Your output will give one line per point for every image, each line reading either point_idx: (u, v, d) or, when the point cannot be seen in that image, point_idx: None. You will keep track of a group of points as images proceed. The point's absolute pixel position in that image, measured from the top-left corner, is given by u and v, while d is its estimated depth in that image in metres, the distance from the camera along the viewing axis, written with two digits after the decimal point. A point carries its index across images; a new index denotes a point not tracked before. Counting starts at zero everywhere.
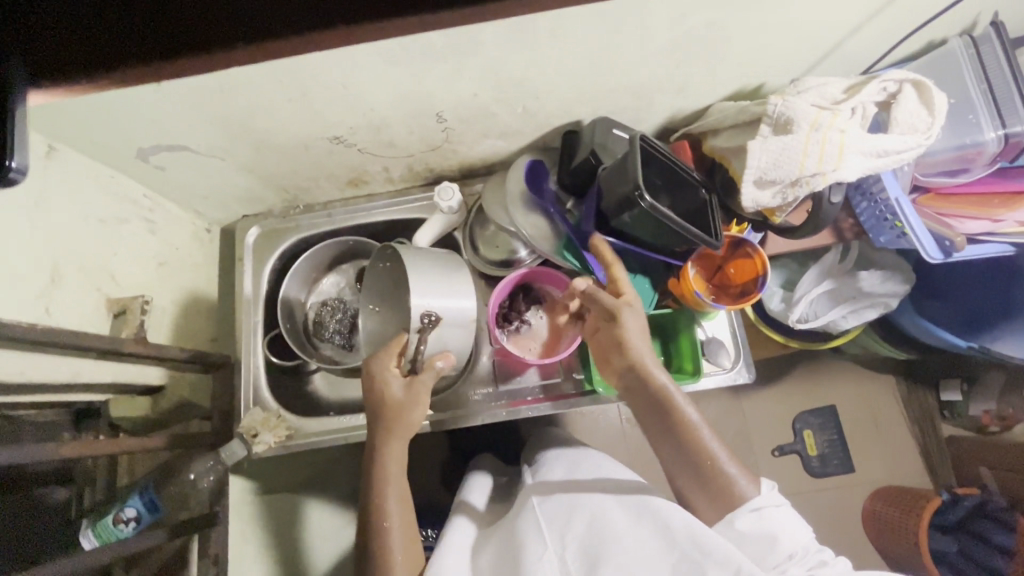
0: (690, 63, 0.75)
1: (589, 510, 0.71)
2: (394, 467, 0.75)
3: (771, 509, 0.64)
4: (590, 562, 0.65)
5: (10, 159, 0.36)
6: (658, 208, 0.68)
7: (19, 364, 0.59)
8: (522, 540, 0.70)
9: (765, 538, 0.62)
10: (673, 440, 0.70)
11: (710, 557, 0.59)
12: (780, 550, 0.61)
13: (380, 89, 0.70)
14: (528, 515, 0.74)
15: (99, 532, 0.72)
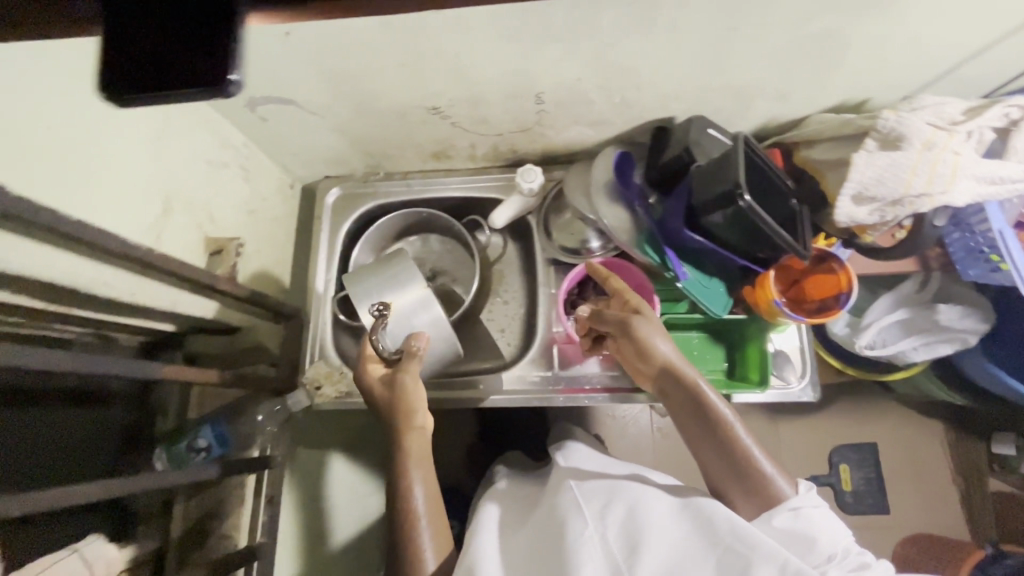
0: (799, 70, 0.74)
1: (627, 495, 0.72)
2: (417, 451, 0.77)
3: (809, 509, 0.66)
4: (633, 545, 0.64)
5: (233, 68, 0.28)
6: (756, 209, 0.67)
7: (132, 286, 0.62)
8: (562, 518, 0.70)
9: (802, 538, 0.63)
10: (719, 448, 0.70)
11: (755, 548, 0.60)
12: (819, 550, 0.62)
13: (490, 63, 0.71)
14: (566, 494, 0.74)
15: (174, 456, 0.76)
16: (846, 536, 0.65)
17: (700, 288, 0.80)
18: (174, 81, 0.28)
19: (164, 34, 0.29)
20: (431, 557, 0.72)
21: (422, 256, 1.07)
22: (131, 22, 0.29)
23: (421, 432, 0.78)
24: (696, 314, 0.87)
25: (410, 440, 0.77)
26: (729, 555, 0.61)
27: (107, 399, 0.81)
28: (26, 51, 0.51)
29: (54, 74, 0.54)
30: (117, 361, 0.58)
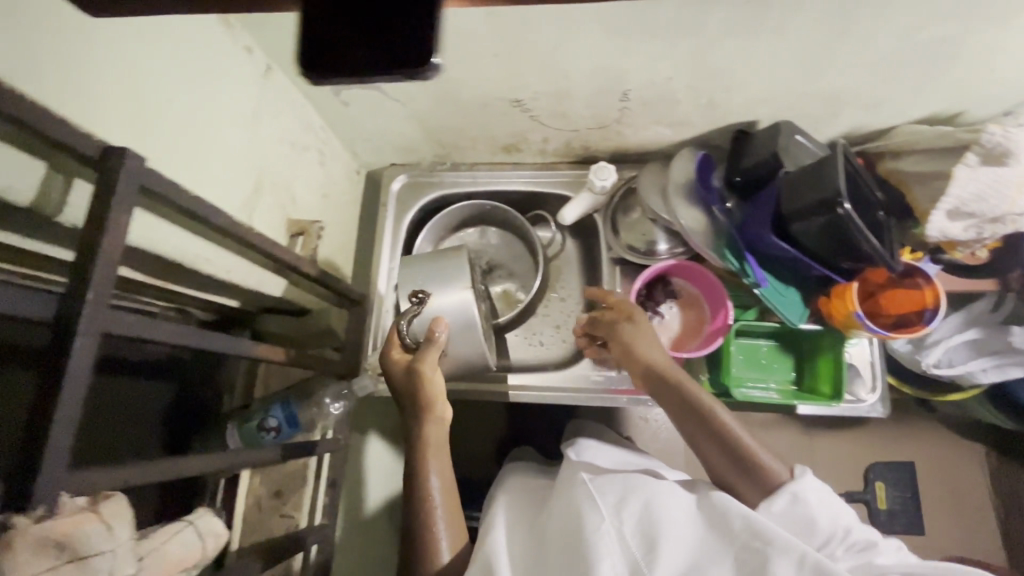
0: (899, 80, 0.72)
1: (640, 487, 0.67)
2: (434, 442, 0.73)
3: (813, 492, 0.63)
4: (651, 541, 0.59)
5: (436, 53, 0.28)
6: (854, 218, 0.66)
7: (227, 263, 0.63)
8: (576, 510, 0.65)
9: (804, 524, 0.62)
10: (715, 445, 0.69)
11: (773, 543, 0.56)
12: (821, 534, 0.61)
13: (585, 57, 0.70)
14: (578, 486, 0.69)
15: (245, 435, 0.78)
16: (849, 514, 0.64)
17: (777, 295, 0.80)
18: (376, 64, 0.28)
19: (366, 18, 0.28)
20: (445, 552, 0.68)
21: (479, 248, 1.05)
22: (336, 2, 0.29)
23: (439, 425, 0.75)
24: (768, 323, 0.86)
25: (427, 431, 0.74)
26: (750, 553, 0.57)
27: (151, 374, 0.79)
28: (149, 25, 0.51)
29: (174, 50, 0.54)
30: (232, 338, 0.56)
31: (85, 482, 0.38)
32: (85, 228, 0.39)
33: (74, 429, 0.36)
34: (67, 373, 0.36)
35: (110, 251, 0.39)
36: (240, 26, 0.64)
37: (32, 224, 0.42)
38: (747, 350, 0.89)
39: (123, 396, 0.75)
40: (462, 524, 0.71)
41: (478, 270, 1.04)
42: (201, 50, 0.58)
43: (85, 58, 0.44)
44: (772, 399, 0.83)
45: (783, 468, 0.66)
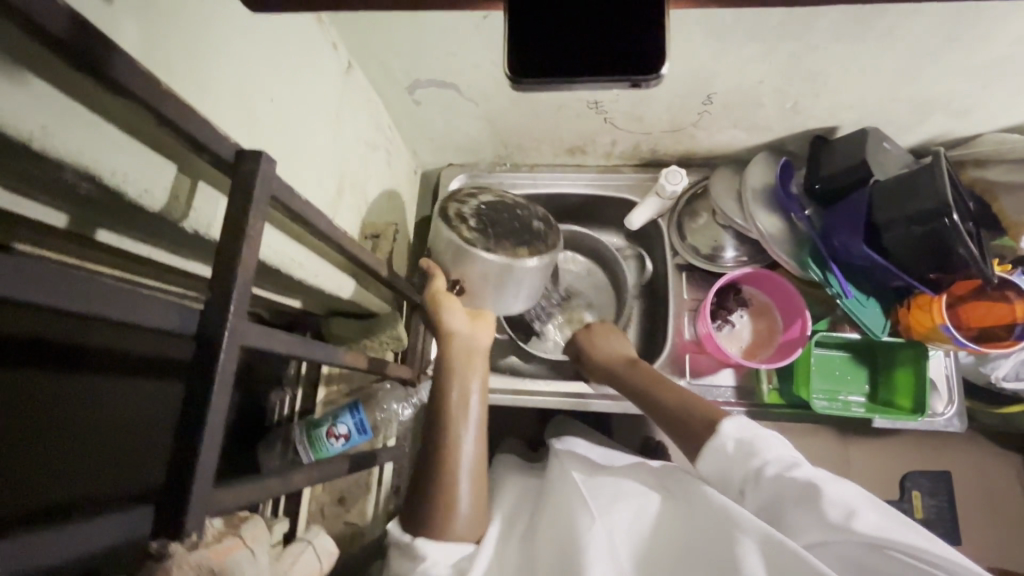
0: (996, 88, 0.70)
1: (629, 500, 0.65)
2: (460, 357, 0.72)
3: (749, 437, 0.60)
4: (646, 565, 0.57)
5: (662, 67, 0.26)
6: (961, 231, 0.65)
7: (315, 268, 0.60)
8: (570, 514, 0.62)
9: (727, 466, 0.60)
10: (664, 420, 0.69)
11: (743, 528, 0.53)
12: (743, 474, 0.58)
13: (677, 58, 0.68)
14: (567, 487, 0.67)
15: (314, 443, 0.73)
16: (778, 443, 0.59)
17: (859, 307, 0.78)
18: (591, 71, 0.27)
19: (590, 19, 0.27)
20: (466, 480, 0.66)
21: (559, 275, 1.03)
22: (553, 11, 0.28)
23: (466, 341, 0.74)
24: (844, 337, 0.84)
25: (457, 349, 0.72)
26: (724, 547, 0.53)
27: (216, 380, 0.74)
28: (259, 24, 0.49)
29: (277, 47, 0.52)
30: (329, 348, 0.54)
31: (218, 505, 0.36)
32: (220, 236, 0.37)
33: (220, 441, 0.34)
34: (215, 385, 0.34)
35: (247, 262, 0.37)
36: (330, 23, 0.62)
37: (157, 228, 0.40)
38: (823, 362, 0.86)
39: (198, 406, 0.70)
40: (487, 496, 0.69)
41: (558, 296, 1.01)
42: (300, 48, 0.56)
43: (209, 57, 0.42)
44: (854, 413, 0.81)
45: (716, 415, 0.64)
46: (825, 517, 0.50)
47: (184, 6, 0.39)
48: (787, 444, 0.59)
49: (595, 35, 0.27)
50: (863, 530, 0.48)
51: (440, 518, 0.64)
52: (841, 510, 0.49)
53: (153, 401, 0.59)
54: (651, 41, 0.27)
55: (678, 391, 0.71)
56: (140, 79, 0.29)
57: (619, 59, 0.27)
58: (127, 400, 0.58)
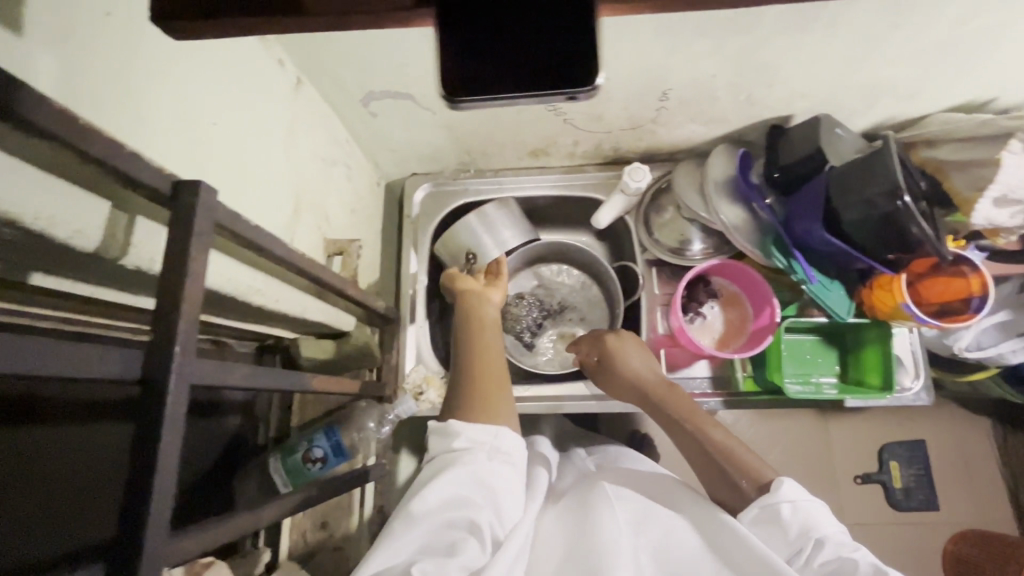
0: (938, 70, 0.72)
1: (660, 516, 0.65)
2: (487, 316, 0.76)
3: (801, 505, 0.59)
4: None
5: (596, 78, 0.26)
6: (914, 210, 0.67)
7: (278, 292, 0.59)
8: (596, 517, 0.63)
9: (777, 532, 0.59)
10: (703, 462, 0.68)
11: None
12: (793, 545, 0.58)
13: (629, 58, 0.68)
14: (601, 492, 0.67)
15: (290, 469, 0.73)
16: (833, 527, 0.59)
17: (824, 291, 0.80)
18: (517, 85, 0.27)
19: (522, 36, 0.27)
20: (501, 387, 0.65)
21: (552, 287, 1.05)
22: (487, 26, 0.27)
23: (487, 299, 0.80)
24: (811, 320, 0.86)
25: (471, 298, 0.79)
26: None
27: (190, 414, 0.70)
28: (195, 49, 0.47)
29: (215, 69, 0.50)
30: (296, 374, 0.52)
31: (177, 552, 0.35)
32: (163, 269, 0.36)
33: (174, 478, 0.33)
34: (164, 422, 0.33)
35: (193, 299, 0.36)
36: (274, 40, 0.61)
37: (99, 267, 0.38)
38: (793, 347, 0.88)
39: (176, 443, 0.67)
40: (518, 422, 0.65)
41: (549, 309, 1.03)
42: (244, 69, 0.55)
43: (140, 87, 0.41)
44: (825, 394, 0.82)
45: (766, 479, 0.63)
46: None
47: (107, 36, 0.37)
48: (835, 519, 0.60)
49: (527, 53, 0.27)
50: None
51: (477, 411, 0.62)
52: None
53: (110, 449, 0.56)
54: (581, 54, 0.27)
55: (725, 439, 0.68)
56: (54, 115, 0.27)
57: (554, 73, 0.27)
58: (89, 453, 0.54)
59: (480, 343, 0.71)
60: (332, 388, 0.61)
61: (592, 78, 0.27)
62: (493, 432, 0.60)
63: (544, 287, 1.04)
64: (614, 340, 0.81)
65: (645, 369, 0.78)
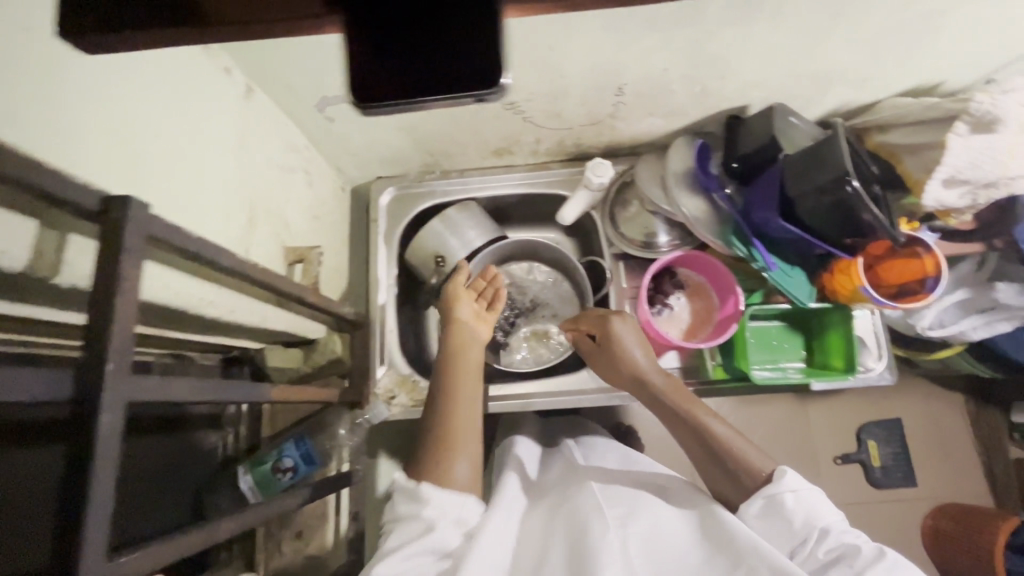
0: (884, 56, 0.73)
1: (652, 512, 0.67)
2: (474, 355, 0.77)
3: (795, 495, 0.62)
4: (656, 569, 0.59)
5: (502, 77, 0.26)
6: (863, 194, 0.68)
7: (233, 303, 0.58)
8: (582, 516, 0.64)
9: (782, 524, 0.61)
10: (704, 456, 0.70)
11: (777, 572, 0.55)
12: (798, 534, 0.60)
13: (580, 55, 0.68)
14: (586, 494, 0.69)
15: (259, 479, 0.72)
16: (835, 516, 0.62)
17: (785, 277, 0.81)
18: (417, 86, 0.26)
19: (425, 37, 0.26)
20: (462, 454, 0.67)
21: (524, 285, 1.04)
22: (388, 31, 0.26)
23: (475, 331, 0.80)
24: (777, 306, 0.87)
25: (458, 330, 0.79)
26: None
27: (151, 430, 0.69)
28: (132, 61, 0.47)
29: (152, 79, 0.50)
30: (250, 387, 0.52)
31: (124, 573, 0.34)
32: (96, 284, 0.35)
33: (113, 498, 0.33)
34: (98, 444, 0.32)
35: (128, 314, 0.35)
36: (221, 49, 0.60)
37: (31, 286, 0.38)
38: (759, 333, 0.90)
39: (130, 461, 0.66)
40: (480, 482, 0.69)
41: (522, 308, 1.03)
42: (185, 79, 0.55)
43: (65, 102, 0.40)
44: (791, 378, 0.84)
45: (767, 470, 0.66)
46: None
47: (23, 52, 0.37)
48: (833, 506, 0.62)
49: (431, 56, 0.26)
50: None
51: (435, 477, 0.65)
52: None
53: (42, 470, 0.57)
54: (485, 53, 0.26)
55: (727, 433, 0.70)
56: None
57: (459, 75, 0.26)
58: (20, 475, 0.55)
59: (455, 396, 0.72)
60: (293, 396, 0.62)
61: (497, 79, 0.26)
62: (460, 502, 0.63)
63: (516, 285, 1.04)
64: (616, 325, 0.81)
65: (645, 356, 0.79)
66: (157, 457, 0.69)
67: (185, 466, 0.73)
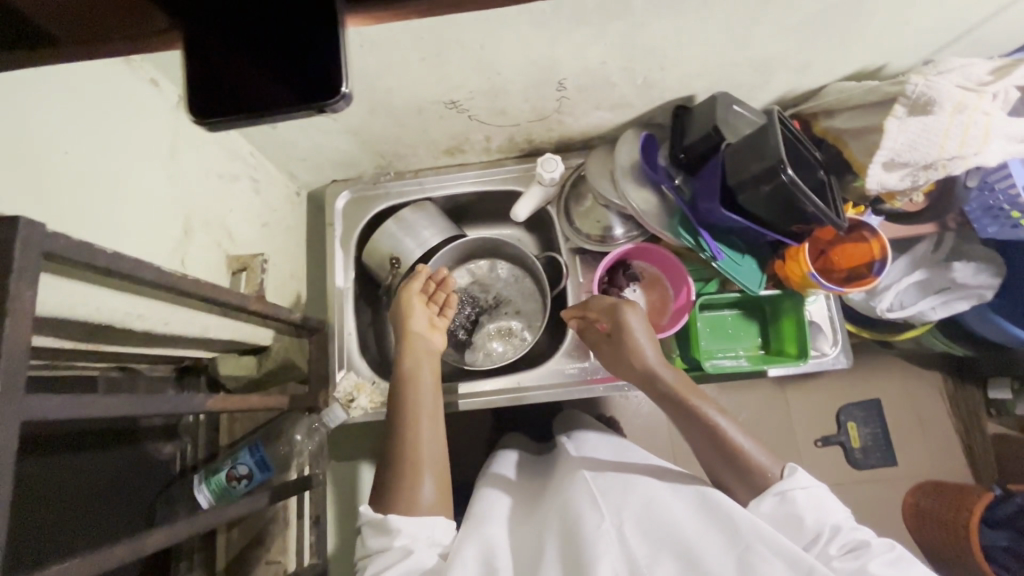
0: (822, 40, 0.73)
1: (656, 498, 0.67)
2: (427, 365, 0.79)
3: (799, 492, 0.63)
4: (654, 547, 0.60)
5: (343, 85, 0.31)
6: (799, 182, 0.68)
7: (164, 315, 0.58)
8: (575, 509, 0.66)
9: (791, 522, 0.62)
10: (710, 454, 0.70)
11: (779, 553, 0.56)
12: (809, 532, 0.60)
13: (513, 52, 0.68)
14: (579, 487, 0.70)
15: (214, 489, 0.72)
16: (841, 514, 0.62)
17: (734, 266, 0.82)
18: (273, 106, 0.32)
19: (277, 65, 0.32)
20: (429, 474, 0.70)
21: (485, 283, 1.03)
22: (240, 66, 0.32)
23: (427, 342, 0.82)
24: (730, 294, 0.88)
25: (414, 341, 0.81)
26: (750, 556, 0.57)
27: (100, 443, 0.69)
28: (25, 77, 0.46)
29: (63, 97, 0.50)
30: (171, 400, 0.55)
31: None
32: None
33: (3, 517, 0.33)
34: None
35: (15, 337, 0.36)
36: (145, 60, 0.59)
37: None
38: (713, 323, 0.91)
39: (75, 475, 0.66)
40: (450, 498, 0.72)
41: (483, 305, 1.02)
42: (103, 95, 0.55)
43: None
44: (744, 365, 0.84)
45: (771, 470, 0.66)
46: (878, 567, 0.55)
47: None
48: (838, 502, 0.63)
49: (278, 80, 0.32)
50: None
51: (404, 499, 0.68)
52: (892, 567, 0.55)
53: None
54: (324, 69, 0.31)
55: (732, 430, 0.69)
56: None
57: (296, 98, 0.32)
58: None
59: (416, 412, 0.73)
60: (227, 407, 0.65)
61: (338, 90, 0.31)
62: (429, 525, 0.66)
63: (478, 284, 1.03)
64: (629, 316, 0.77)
65: (654, 348, 0.76)
66: (95, 471, 0.68)
67: (137, 477, 0.73)
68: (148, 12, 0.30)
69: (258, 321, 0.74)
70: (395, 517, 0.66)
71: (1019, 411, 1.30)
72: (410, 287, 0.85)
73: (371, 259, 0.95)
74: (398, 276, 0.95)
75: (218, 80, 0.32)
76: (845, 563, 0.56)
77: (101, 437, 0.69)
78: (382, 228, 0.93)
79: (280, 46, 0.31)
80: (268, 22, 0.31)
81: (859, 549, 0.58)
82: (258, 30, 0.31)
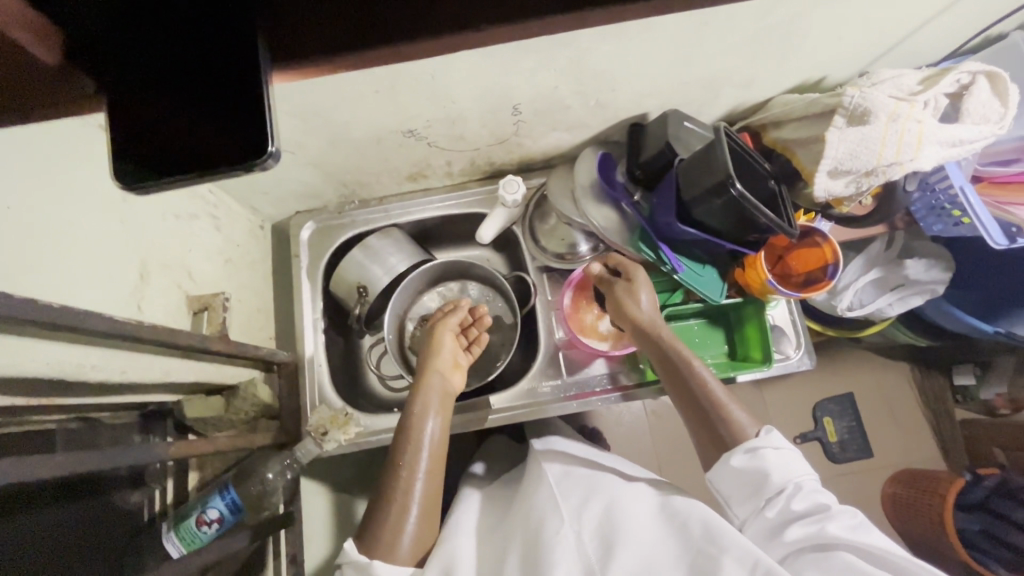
0: (763, 58, 0.76)
1: (619, 502, 0.72)
2: (432, 401, 0.78)
3: (768, 450, 0.67)
4: (608, 545, 0.66)
5: (270, 145, 0.32)
6: (747, 196, 0.70)
7: (122, 364, 0.57)
8: (538, 517, 0.71)
9: (757, 476, 0.66)
10: (698, 413, 0.74)
11: (727, 549, 0.60)
12: (772, 487, 0.65)
13: (466, 81, 0.69)
14: (544, 490, 0.76)
15: (183, 535, 0.70)
16: (806, 472, 0.67)
17: (695, 277, 0.84)
18: (222, 163, 0.33)
19: (221, 115, 0.33)
20: (416, 505, 0.70)
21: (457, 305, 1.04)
22: (176, 117, 0.33)
23: (441, 379, 0.82)
24: (695, 303, 0.90)
25: (430, 379, 0.81)
26: (703, 558, 0.62)
27: (66, 495, 0.67)
28: None
29: (5, 153, 0.49)
30: (130, 451, 0.54)
31: None
32: None
33: None
34: None
35: None
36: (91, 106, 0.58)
37: None
38: (680, 333, 0.92)
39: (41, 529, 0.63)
40: (430, 536, 0.73)
41: None
42: (48, 147, 0.54)
43: None
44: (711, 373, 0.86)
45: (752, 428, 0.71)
46: (830, 531, 0.59)
47: None
48: (805, 462, 0.68)
49: (216, 147, 0.33)
50: (866, 544, 0.58)
51: (385, 544, 0.68)
52: (844, 531, 0.59)
53: None
54: (260, 132, 0.33)
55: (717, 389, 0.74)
56: None
57: (229, 155, 0.33)
58: None
59: (400, 447, 0.73)
60: (191, 452, 0.64)
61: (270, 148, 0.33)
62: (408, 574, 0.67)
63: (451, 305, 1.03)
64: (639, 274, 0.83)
65: (656, 308, 0.80)
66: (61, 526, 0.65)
67: (106, 528, 0.70)
68: (76, 80, 0.31)
69: (224, 359, 0.74)
70: (378, 563, 0.66)
71: (983, 396, 1.35)
72: (448, 313, 0.92)
73: (340, 289, 0.95)
74: (367, 304, 0.95)
75: (149, 132, 0.34)
76: (804, 528, 0.61)
77: (64, 491, 0.66)
78: (348, 257, 0.93)
79: (216, 102, 0.33)
80: (203, 80, 0.33)
81: (820, 512, 0.62)
82: (192, 86, 0.33)
